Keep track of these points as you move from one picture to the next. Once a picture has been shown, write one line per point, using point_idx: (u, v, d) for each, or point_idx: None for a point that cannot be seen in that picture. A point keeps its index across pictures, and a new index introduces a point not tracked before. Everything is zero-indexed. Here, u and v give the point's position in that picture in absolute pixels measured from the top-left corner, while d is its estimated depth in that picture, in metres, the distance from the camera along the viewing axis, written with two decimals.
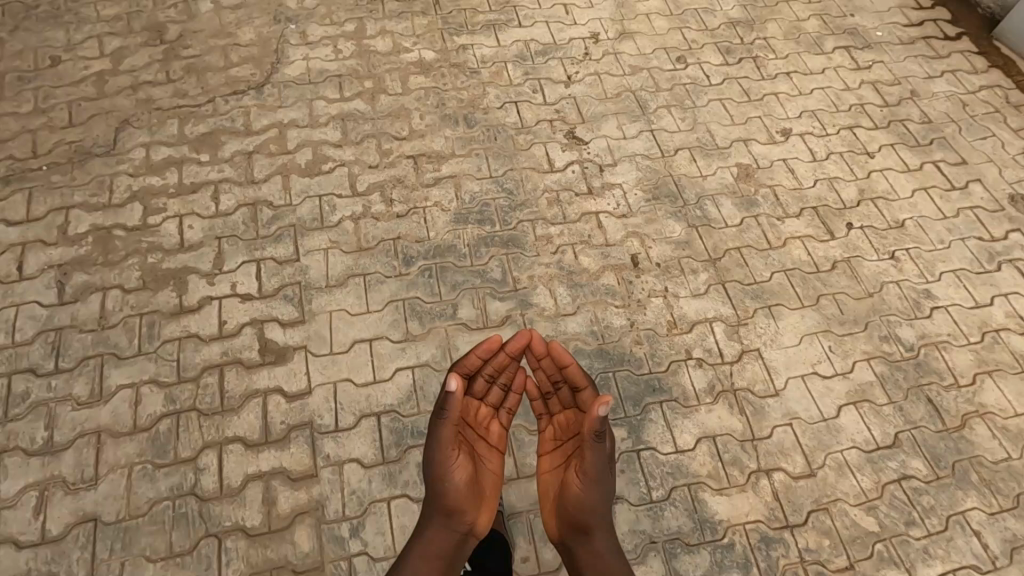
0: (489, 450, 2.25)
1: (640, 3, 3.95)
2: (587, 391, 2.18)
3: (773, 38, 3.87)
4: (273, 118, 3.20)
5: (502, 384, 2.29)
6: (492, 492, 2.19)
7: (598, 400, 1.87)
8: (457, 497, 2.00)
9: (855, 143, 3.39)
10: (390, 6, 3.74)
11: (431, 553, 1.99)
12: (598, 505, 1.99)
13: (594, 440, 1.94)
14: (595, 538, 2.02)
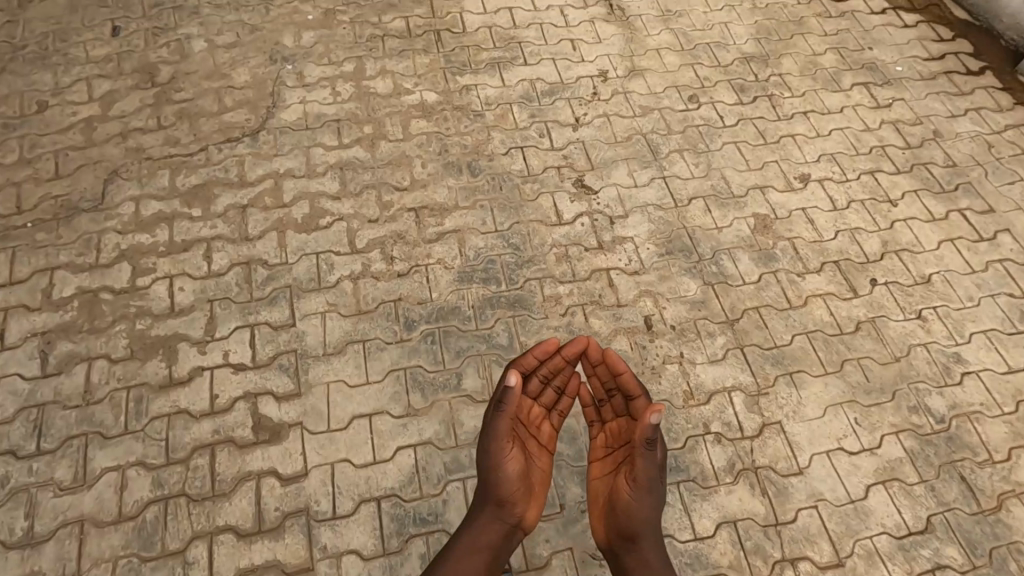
0: (540, 450, 2.33)
1: (650, 38, 3.81)
2: (640, 400, 2.26)
3: (788, 74, 3.72)
4: (268, 168, 3.07)
5: (556, 386, 2.38)
6: (540, 489, 2.26)
7: (652, 408, 1.96)
8: (509, 490, 2.08)
9: (876, 189, 3.24)
10: (391, 44, 3.61)
11: (479, 543, 2.06)
12: (646, 512, 2.06)
13: (646, 446, 2.02)
14: (641, 545, 2.07)
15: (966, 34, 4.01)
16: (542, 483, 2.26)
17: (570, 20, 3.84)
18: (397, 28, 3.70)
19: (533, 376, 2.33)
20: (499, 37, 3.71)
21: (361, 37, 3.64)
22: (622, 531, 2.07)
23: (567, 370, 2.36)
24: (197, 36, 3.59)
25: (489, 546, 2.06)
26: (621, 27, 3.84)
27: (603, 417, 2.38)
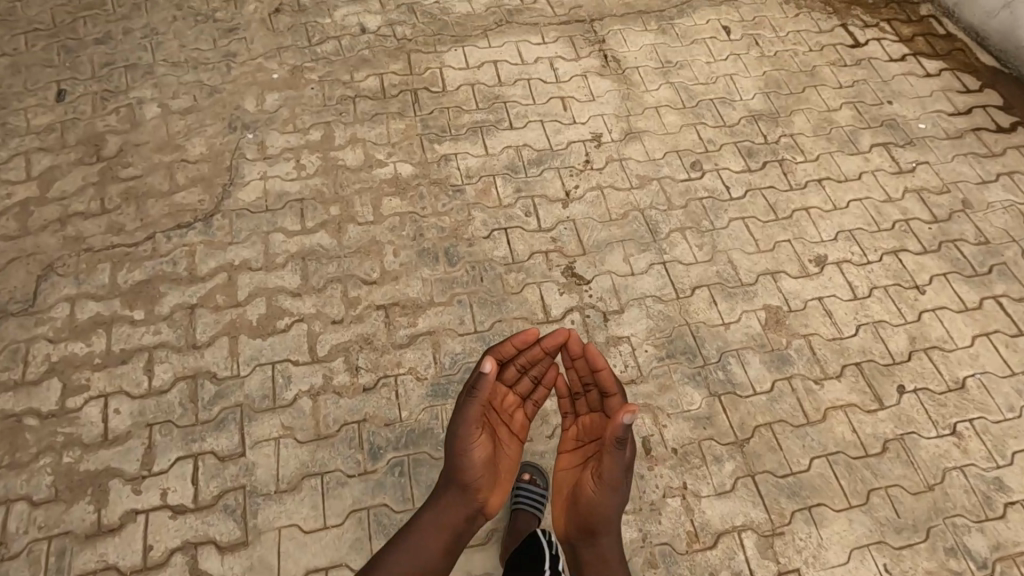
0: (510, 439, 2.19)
1: (648, 94, 3.48)
2: (618, 397, 2.07)
3: (799, 134, 3.39)
4: (222, 259, 2.75)
5: (533, 375, 2.20)
6: (507, 476, 2.15)
7: (625, 411, 1.78)
8: (472, 478, 1.98)
9: (901, 272, 2.90)
10: (363, 106, 3.29)
11: (438, 527, 1.99)
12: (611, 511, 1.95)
13: (615, 448, 1.87)
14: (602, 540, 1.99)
15: (995, 84, 3.67)
16: (509, 470, 2.14)
17: (561, 75, 3.51)
18: (371, 87, 3.38)
19: (509, 365, 2.14)
20: (483, 96, 3.38)
21: (331, 98, 3.32)
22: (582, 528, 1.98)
23: (545, 360, 2.17)
24: (150, 99, 3.27)
25: (447, 531, 2.00)
26: (616, 82, 3.51)
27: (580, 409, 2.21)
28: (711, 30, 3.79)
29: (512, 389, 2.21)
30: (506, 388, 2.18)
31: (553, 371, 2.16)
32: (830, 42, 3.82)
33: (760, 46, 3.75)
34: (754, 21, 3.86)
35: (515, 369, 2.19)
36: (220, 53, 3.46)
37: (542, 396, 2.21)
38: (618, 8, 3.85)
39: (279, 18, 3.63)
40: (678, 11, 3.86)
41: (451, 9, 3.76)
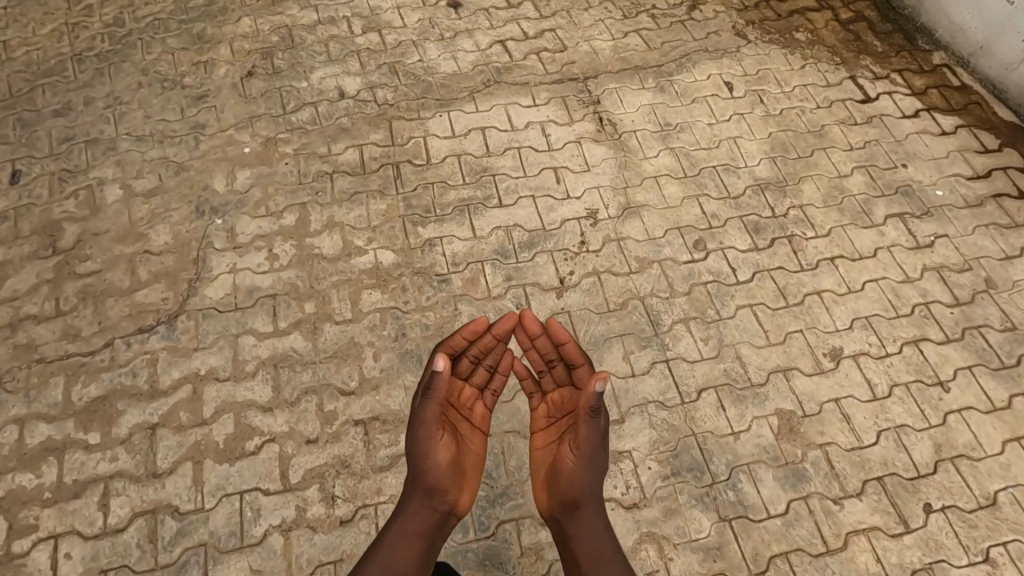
0: (474, 430, 2.24)
1: (647, 162, 3.26)
2: (581, 370, 2.18)
3: (809, 204, 3.17)
4: (186, 368, 2.53)
5: (488, 365, 2.28)
6: (475, 470, 2.20)
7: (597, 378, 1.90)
8: (443, 473, 2.02)
9: (923, 366, 2.69)
10: (341, 183, 3.07)
11: (413, 528, 2.01)
12: (589, 480, 2.02)
13: (589, 415, 1.97)
14: (584, 512, 2.04)
15: (1015, 141, 3.46)
16: (477, 463, 2.20)
17: (553, 142, 3.29)
18: (350, 160, 3.15)
19: (463, 358, 2.22)
20: (470, 168, 3.16)
21: (306, 174, 3.09)
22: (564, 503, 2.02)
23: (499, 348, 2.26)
24: (112, 179, 3.05)
25: (425, 530, 2.01)
26: (613, 149, 3.29)
27: (541, 391, 2.30)
28: (713, 86, 3.57)
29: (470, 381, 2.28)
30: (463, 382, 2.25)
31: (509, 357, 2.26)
32: (839, 97, 3.60)
33: (765, 103, 3.54)
34: (758, 75, 3.65)
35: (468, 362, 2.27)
36: (188, 124, 3.24)
37: (499, 384, 2.29)
38: (613, 64, 3.63)
39: (252, 83, 3.41)
40: (677, 66, 3.64)
41: (436, 69, 3.54)
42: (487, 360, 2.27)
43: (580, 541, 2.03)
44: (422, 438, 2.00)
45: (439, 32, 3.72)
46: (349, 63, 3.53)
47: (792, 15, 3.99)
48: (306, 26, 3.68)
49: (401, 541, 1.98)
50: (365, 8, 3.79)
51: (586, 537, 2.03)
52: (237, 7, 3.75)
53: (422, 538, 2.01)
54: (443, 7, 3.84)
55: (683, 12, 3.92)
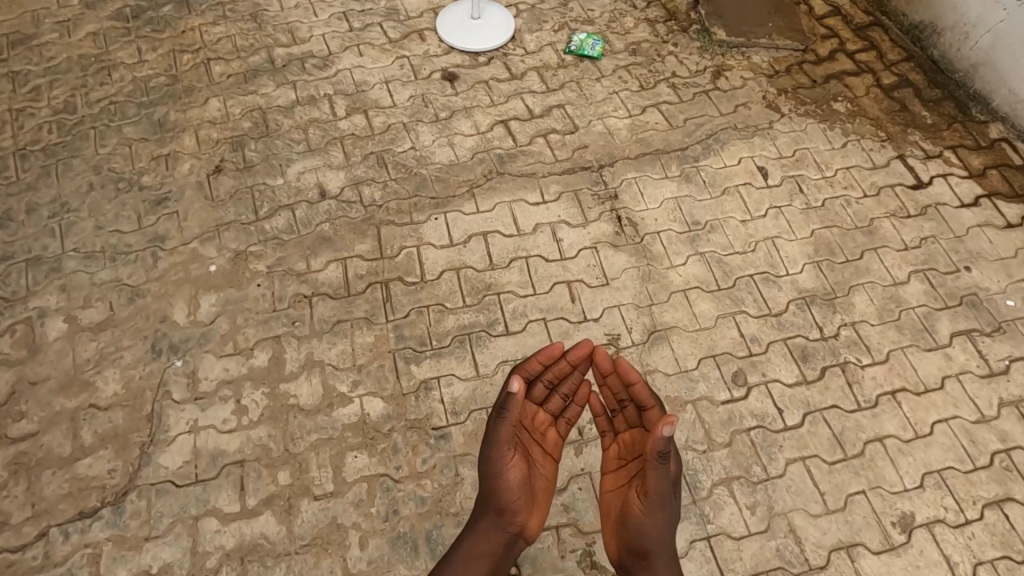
0: (545, 458, 2.25)
1: (674, 271, 2.84)
2: (654, 410, 2.14)
3: (862, 321, 2.75)
4: (135, 566, 2.11)
5: (563, 394, 2.31)
6: (544, 497, 2.20)
7: (664, 422, 1.85)
8: (511, 497, 2.03)
9: (1010, 537, 2.29)
10: (322, 309, 2.64)
11: (480, 549, 2.03)
12: (659, 527, 1.97)
13: (657, 461, 1.93)
14: (651, 556, 2.01)
15: None
16: (546, 491, 2.19)
17: (566, 249, 2.87)
18: (332, 278, 2.72)
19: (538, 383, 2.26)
20: (471, 285, 2.73)
21: (281, 298, 2.66)
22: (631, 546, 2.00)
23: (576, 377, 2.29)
24: (55, 309, 2.62)
25: (490, 553, 2.02)
26: (634, 255, 2.87)
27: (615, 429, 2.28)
28: (745, 172, 3.15)
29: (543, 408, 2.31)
30: (538, 407, 2.29)
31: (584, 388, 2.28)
32: (887, 182, 3.18)
33: (804, 192, 3.11)
34: (794, 157, 3.23)
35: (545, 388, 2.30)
36: (145, 236, 2.81)
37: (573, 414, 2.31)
38: (631, 148, 3.21)
39: (220, 181, 2.99)
40: (703, 148, 3.21)
41: (430, 158, 3.12)
42: (562, 387, 2.29)
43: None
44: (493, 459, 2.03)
45: (433, 112, 3.29)
46: (331, 153, 3.10)
47: (828, 80, 3.57)
48: (282, 108, 3.25)
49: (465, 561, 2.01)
50: (349, 84, 3.37)
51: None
52: (204, 86, 3.32)
53: (487, 560, 2.02)
54: (437, 80, 3.42)
55: (707, 81, 3.50)
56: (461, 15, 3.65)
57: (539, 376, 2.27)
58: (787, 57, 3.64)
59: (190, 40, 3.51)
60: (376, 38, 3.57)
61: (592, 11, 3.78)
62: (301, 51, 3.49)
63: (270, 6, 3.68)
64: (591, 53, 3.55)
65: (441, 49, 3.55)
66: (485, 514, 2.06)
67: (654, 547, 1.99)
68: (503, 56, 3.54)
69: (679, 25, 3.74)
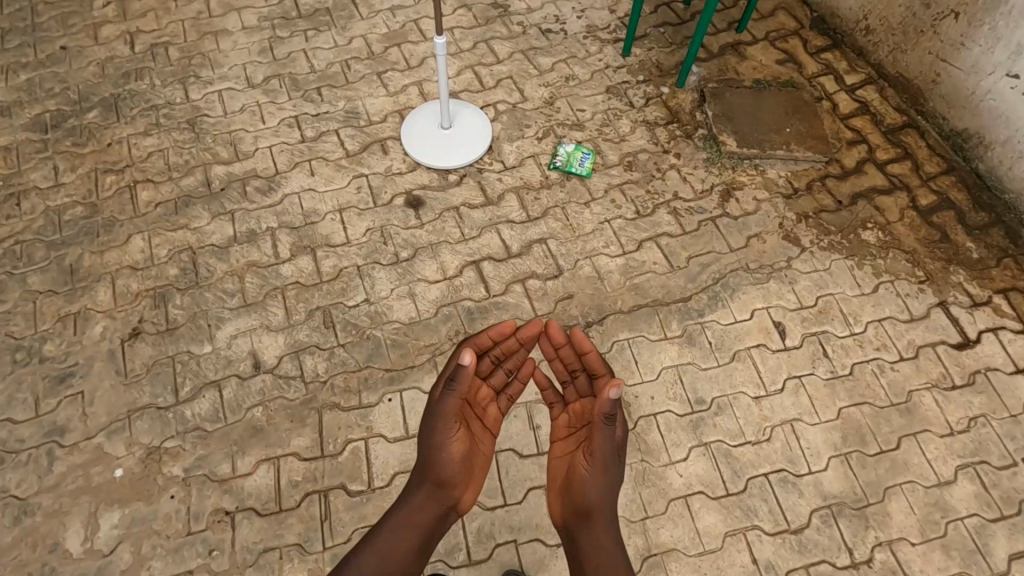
0: (486, 432, 2.19)
1: (673, 470, 2.37)
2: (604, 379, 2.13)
3: (900, 539, 2.27)
4: None
5: (508, 369, 2.25)
6: (481, 472, 2.14)
7: (610, 384, 1.82)
8: (450, 470, 1.95)
9: None
10: (246, 531, 2.19)
11: (414, 519, 1.94)
12: (604, 490, 1.93)
13: (604, 423, 1.90)
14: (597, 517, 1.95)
15: None
16: (483, 466, 2.12)
17: (543, 440, 2.42)
18: (261, 487, 2.27)
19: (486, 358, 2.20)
20: None
21: (198, 516, 2.22)
22: (575, 509, 1.95)
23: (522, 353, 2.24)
24: None
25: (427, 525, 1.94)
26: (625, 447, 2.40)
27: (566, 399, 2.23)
28: (759, 330, 2.66)
29: (487, 383, 2.24)
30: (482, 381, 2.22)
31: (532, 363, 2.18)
32: (927, 339, 2.69)
33: (829, 357, 2.62)
34: (817, 307, 2.74)
35: (491, 363, 2.24)
36: (42, 428, 2.36)
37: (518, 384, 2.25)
38: (624, 297, 2.72)
39: (136, 349, 2.54)
40: (708, 297, 2.72)
41: (386, 315, 2.64)
42: (508, 363, 2.24)
43: (591, 550, 1.92)
44: (434, 432, 1.95)
45: (393, 250, 2.82)
46: (270, 310, 2.64)
47: (856, 200, 3.06)
48: (215, 247, 2.79)
49: (397, 533, 1.91)
50: (296, 213, 2.89)
51: (597, 544, 1.93)
52: (127, 217, 2.86)
53: (421, 531, 1.93)
54: (399, 207, 2.94)
55: (714, 204, 3.00)
56: (430, 122, 3.16)
57: (486, 350, 2.21)
58: (808, 171, 3.13)
59: (116, 156, 3.05)
60: (331, 151, 3.10)
61: (582, 111, 3.29)
62: (243, 169, 3.02)
63: (211, 110, 3.21)
64: (579, 169, 3.06)
65: (406, 164, 3.07)
66: (421, 484, 1.97)
67: (600, 509, 1.93)
68: (478, 172, 3.06)
69: (682, 129, 3.25)
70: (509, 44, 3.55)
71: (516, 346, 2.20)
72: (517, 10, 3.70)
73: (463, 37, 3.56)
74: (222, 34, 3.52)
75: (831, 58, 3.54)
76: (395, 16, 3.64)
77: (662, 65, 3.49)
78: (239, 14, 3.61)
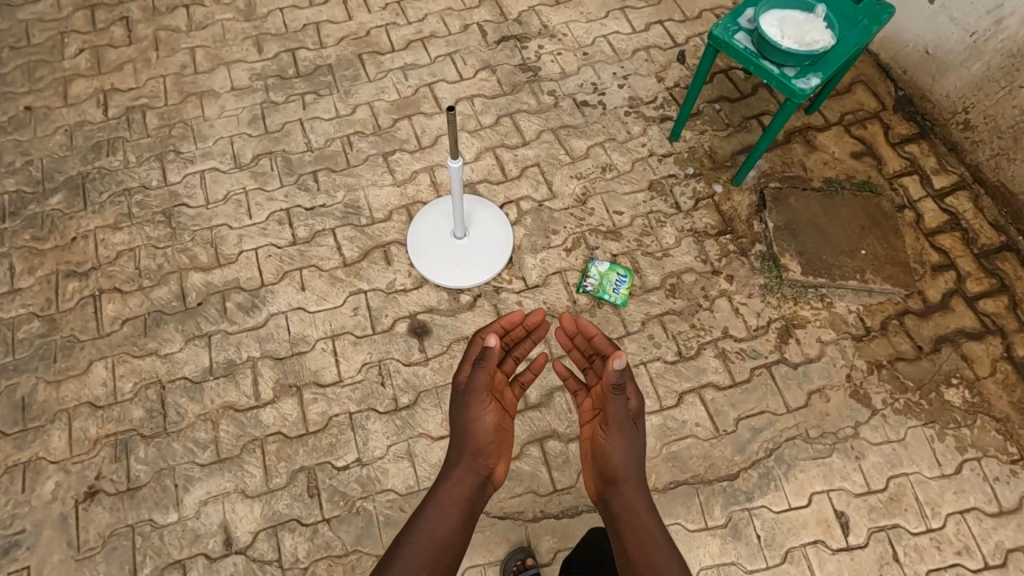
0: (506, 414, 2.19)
1: None
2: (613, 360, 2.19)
3: None
4: None
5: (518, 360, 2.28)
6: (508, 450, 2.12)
7: (614, 353, 1.88)
8: (485, 440, 1.95)
9: None
10: None
11: (454, 497, 1.86)
12: (627, 453, 1.93)
13: (613, 392, 1.93)
14: (627, 484, 1.91)
15: None
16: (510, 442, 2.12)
17: None
18: None
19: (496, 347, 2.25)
20: None
21: None
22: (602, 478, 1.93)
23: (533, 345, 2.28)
24: None
25: (466, 496, 1.88)
26: None
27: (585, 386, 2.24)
28: (817, 521, 2.25)
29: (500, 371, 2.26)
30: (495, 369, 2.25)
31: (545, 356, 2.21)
32: (1018, 542, 2.26)
33: (899, 562, 2.21)
34: (887, 493, 2.31)
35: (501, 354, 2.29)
36: None
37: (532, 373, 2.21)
38: (659, 469, 2.32)
39: (90, 512, 2.20)
40: (759, 476, 2.31)
41: (380, 482, 2.27)
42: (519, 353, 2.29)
43: (626, 523, 1.86)
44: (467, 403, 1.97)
45: (391, 394, 2.42)
46: (245, 470, 2.27)
47: (939, 346, 2.59)
48: (187, 382, 2.41)
49: (442, 508, 1.84)
50: (282, 339, 2.50)
51: (631, 515, 1.87)
52: (88, 337, 2.48)
53: (463, 502, 1.87)
54: (402, 335, 2.53)
55: (769, 347, 2.55)
56: (442, 225, 2.73)
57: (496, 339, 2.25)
58: (884, 304, 2.65)
59: (80, 254, 2.65)
60: (326, 258, 2.67)
61: (619, 214, 2.82)
62: (224, 278, 2.62)
63: (191, 198, 2.79)
64: (612, 296, 2.60)
65: (412, 279, 2.64)
66: (458, 458, 1.95)
67: (628, 474, 1.91)
68: (494, 292, 2.63)
69: (737, 242, 2.77)
70: (538, 119, 3.04)
71: (523, 334, 2.25)
72: (549, 75, 3.18)
73: (485, 109, 3.06)
74: (209, 95, 3.06)
75: (917, 152, 3.00)
76: (407, 78, 3.14)
77: (715, 154, 2.98)
78: (229, 70, 3.14)
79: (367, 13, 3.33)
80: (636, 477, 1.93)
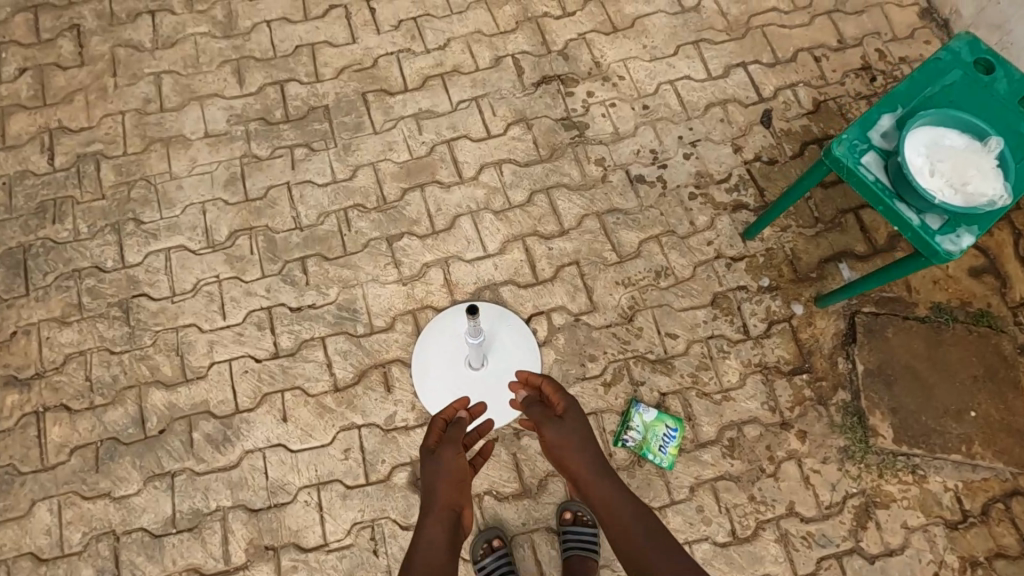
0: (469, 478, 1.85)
1: None
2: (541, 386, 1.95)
3: None
4: None
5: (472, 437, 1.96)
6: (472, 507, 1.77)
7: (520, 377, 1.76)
8: (458, 480, 1.64)
9: None
10: None
11: (437, 537, 1.51)
12: (569, 443, 1.69)
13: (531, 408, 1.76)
14: (581, 470, 1.66)
15: None
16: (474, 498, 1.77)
17: None
18: None
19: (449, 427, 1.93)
20: None
21: None
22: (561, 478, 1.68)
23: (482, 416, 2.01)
24: None
25: (447, 536, 1.53)
26: None
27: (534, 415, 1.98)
28: None
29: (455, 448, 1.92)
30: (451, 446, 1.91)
31: (492, 422, 1.97)
32: None
33: None
34: None
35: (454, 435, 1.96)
36: None
37: (481, 457, 1.89)
38: None
39: None
40: None
41: None
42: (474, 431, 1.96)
43: (598, 506, 1.60)
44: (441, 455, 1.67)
45: (385, 565, 2.03)
46: None
47: None
48: (145, 536, 2.04)
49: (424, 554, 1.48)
50: (258, 486, 2.10)
51: (599, 492, 1.62)
52: (31, 469, 2.09)
53: (446, 538, 1.52)
54: (400, 488, 2.11)
55: (843, 532, 2.10)
56: (459, 330, 2.25)
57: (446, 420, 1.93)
58: (989, 482, 2.16)
59: (21, 356, 2.21)
60: (314, 379, 2.21)
61: (673, 338, 2.29)
62: (191, 399, 2.18)
63: (153, 287, 2.29)
64: (658, 456, 2.14)
65: (416, 413, 2.19)
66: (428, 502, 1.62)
67: (579, 461, 1.67)
68: (514, 435, 2.18)
69: (815, 386, 2.25)
70: (581, 199, 2.45)
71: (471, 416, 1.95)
72: (598, 135, 2.54)
73: (516, 181, 2.46)
74: (178, 142, 2.48)
75: None
76: (422, 130, 2.52)
77: (798, 260, 2.40)
78: (202, 107, 2.53)
79: (376, 34, 2.66)
80: (588, 460, 1.67)
